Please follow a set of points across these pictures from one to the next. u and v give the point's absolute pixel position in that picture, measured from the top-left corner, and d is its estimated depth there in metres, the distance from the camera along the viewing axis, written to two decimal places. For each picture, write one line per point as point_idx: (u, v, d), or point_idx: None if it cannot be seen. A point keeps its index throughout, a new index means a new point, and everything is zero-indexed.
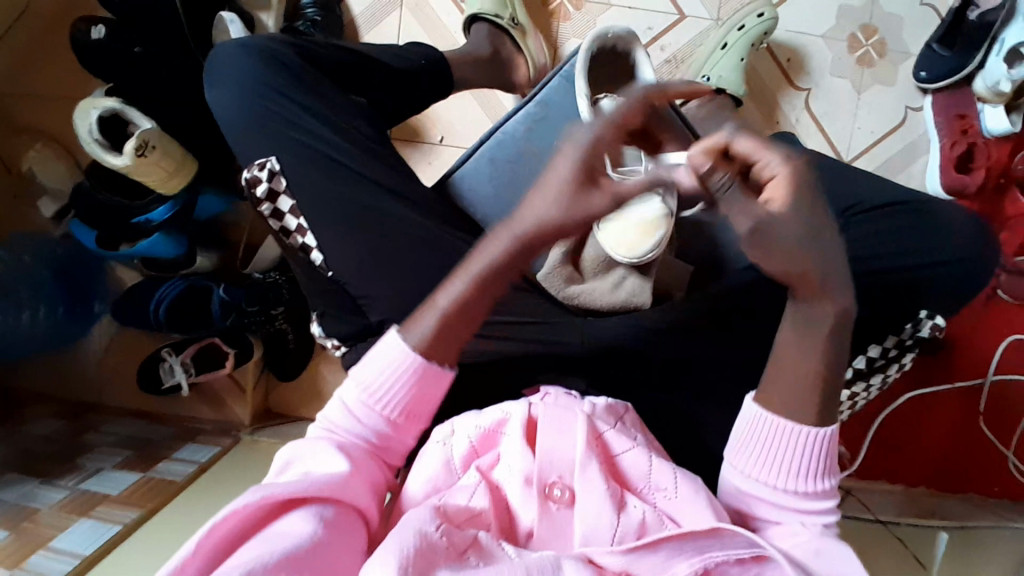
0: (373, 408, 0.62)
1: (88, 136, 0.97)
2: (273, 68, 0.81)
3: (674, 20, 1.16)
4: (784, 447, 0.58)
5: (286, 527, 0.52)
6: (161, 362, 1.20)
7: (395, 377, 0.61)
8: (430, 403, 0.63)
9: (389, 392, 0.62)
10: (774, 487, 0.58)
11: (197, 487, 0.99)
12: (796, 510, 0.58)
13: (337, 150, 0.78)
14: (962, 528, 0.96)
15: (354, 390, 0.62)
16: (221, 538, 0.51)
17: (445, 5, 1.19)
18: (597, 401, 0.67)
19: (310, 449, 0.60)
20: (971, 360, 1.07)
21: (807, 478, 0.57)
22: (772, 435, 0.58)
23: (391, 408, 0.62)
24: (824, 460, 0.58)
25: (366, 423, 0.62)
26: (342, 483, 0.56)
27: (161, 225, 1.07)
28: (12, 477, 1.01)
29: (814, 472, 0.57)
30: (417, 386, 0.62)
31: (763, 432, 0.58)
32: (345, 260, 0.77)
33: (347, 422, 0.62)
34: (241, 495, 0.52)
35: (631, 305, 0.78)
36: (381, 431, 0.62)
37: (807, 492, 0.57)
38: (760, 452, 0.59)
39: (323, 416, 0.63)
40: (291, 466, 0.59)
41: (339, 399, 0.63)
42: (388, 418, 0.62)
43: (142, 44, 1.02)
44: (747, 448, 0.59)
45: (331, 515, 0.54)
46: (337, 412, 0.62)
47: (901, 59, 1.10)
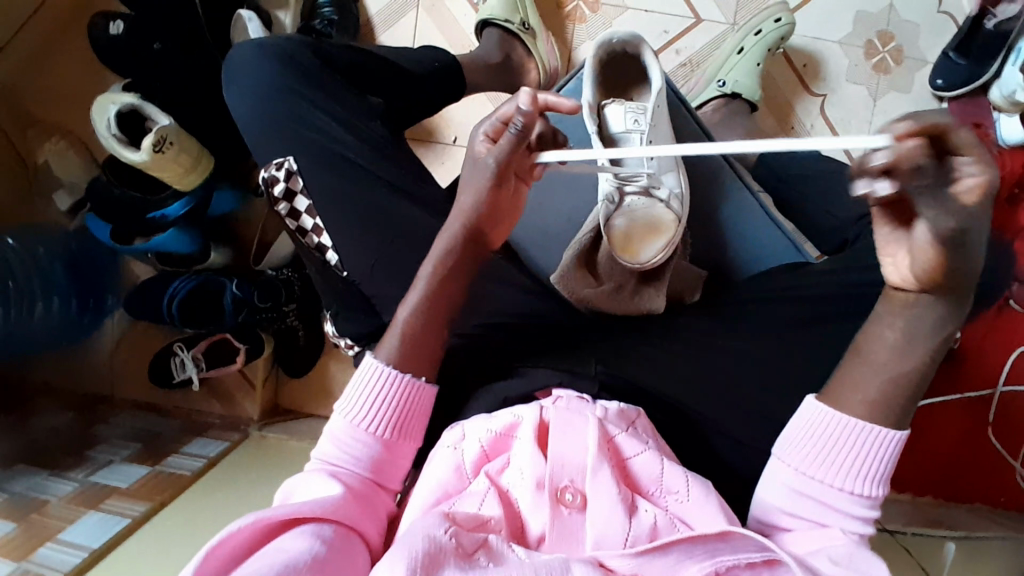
0: (360, 431, 0.64)
1: (106, 131, 0.97)
2: (290, 68, 0.81)
3: (690, 23, 1.15)
4: (852, 449, 0.56)
5: (288, 544, 0.52)
6: (173, 356, 1.21)
7: (378, 395, 0.64)
8: (416, 418, 0.66)
9: (375, 413, 0.64)
10: (828, 487, 0.57)
11: (205, 482, 1.00)
12: (841, 512, 0.57)
13: (354, 151, 0.79)
14: (967, 538, 0.96)
15: (340, 422, 0.65)
16: (221, 560, 0.51)
17: (461, 4, 1.19)
18: (609, 405, 0.67)
19: (303, 484, 0.61)
20: (980, 371, 1.07)
21: (865, 481, 0.57)
22: (844, 436, 0.56)
23: (380, 429, 0.64)
24: (884, 466, 0.57)
25: (356, 449, 0.64)
26: (336, 503, 0.57)
27: (175, 220, 1.08)
28: (23, 467, 1.02)
29: (874, 476, 0.57)
30: (400, 399, 0.65)
31: (833, 429, 0.57)
32: (360, 259, 0.78)
33: (338, 451, 0.64)
34: (238, 516, 0.52)
35: (643, 308, 0.80)
36: (371, 455, 0.64)
37: (859, 496, 0.57)
38: (826, 451, 0.57)
39: (314, 454, 0.65)
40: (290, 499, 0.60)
41: (330, 431, 0.65)
42: (377, 440, 0.64)
43: (160, 41, 1.02)
44: (814, 446, 0.58)
45: (330, 532, 0.55)
46: (325, 448, 0.64)
47: (917, 66, 1.10)
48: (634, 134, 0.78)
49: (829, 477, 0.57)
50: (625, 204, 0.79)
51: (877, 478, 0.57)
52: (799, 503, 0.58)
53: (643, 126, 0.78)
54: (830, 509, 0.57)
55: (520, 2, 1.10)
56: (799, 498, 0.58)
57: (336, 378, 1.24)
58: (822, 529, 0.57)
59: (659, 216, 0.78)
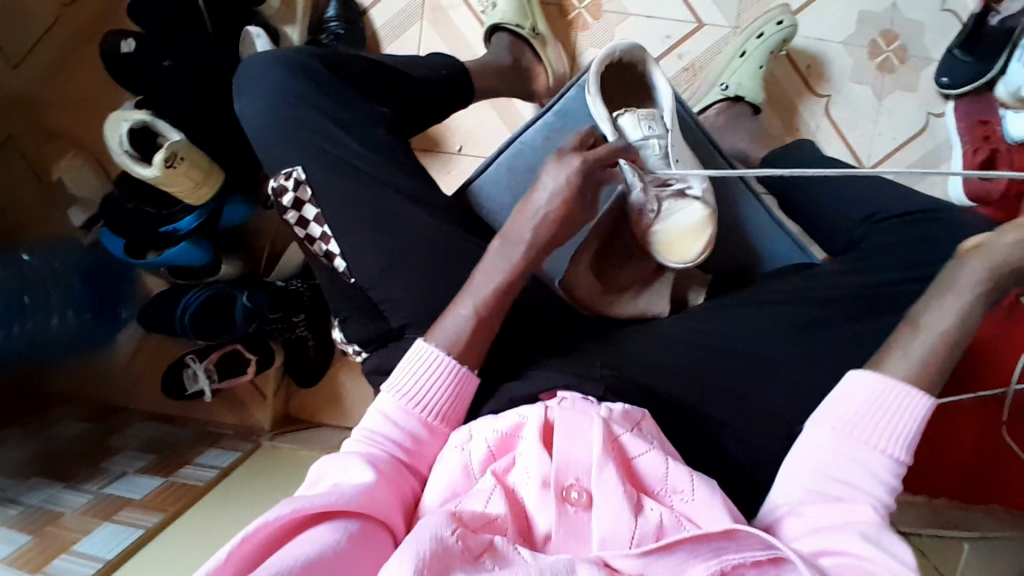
0: (412, 411, 0.67)
1: (118, 148, 0.99)
2: (295, 80, 0.82)
3: (692, 28, 1.16)
4: (879, 405, 0.59)
5: (311, 538, 0.52)
6: (186, 368, 1.22)
7: (434, 378, 0.68)
8: (462, 405, 0.69)
9: (425, 395, 0.67)
10: (861, 443, 0.59)
11: (217, 492, 1.00)
12: (873, 474, 0.58)
13: (357, 159, 0.79)
14: (987, 541, 0.95)
15: (391, 398, 0.67)
16: (249, 549, 0.50)
17: (464, 15, 1.21)
18: (614, 406, 0.66)
19: (350, 455, 0.63)
20: None
21: (890, 441, 0.58)
22: (874, 394, 0.60)
23: (428, 410, 0.67)
24: (909, 430, 0.59)
25: (402, 426, 0.66)
26: (370, 497, 0.57)
27: (188, 234, 1.10)
28: (38, 479, 1.03)
29: (902, 437, 0.59)
30: (453, 386, 0.68)
31: (867, 391, 0.60)
32: (366, 266, 0.78)
33: (384, 427, 0.66)
34: (271, 509, 0.52)
35: (648, 312, 0.81)
36: (418, 435, 0.66)
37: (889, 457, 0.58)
38: (860, 410, 0.60)
39: (360, 427, 0.67)
40: (322, 480, 0.60)
41: (375, 408, 0.67)
42: (427, 421, 0.67)
43: (171, 59, 1.07)
44: (845, 407, 0.61)
45: (357, 528, 0.54)
46: (374, 421, 0.66)
47: (923, 64, 1.10)
48: (653, 141, 0.79)
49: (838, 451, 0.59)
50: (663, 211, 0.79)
51: (906, 442, 0.59)
52: (833, 463, 0.59)
53: (659, 132, 0.80)
54: (862, 471, 0.58)
55: (530, 10, 1.12)
56: (833, 457, 0.59)
57: (347, 387, 1.26)
58: (850, 486, 0.58)
59: (692, 215, 0.79)
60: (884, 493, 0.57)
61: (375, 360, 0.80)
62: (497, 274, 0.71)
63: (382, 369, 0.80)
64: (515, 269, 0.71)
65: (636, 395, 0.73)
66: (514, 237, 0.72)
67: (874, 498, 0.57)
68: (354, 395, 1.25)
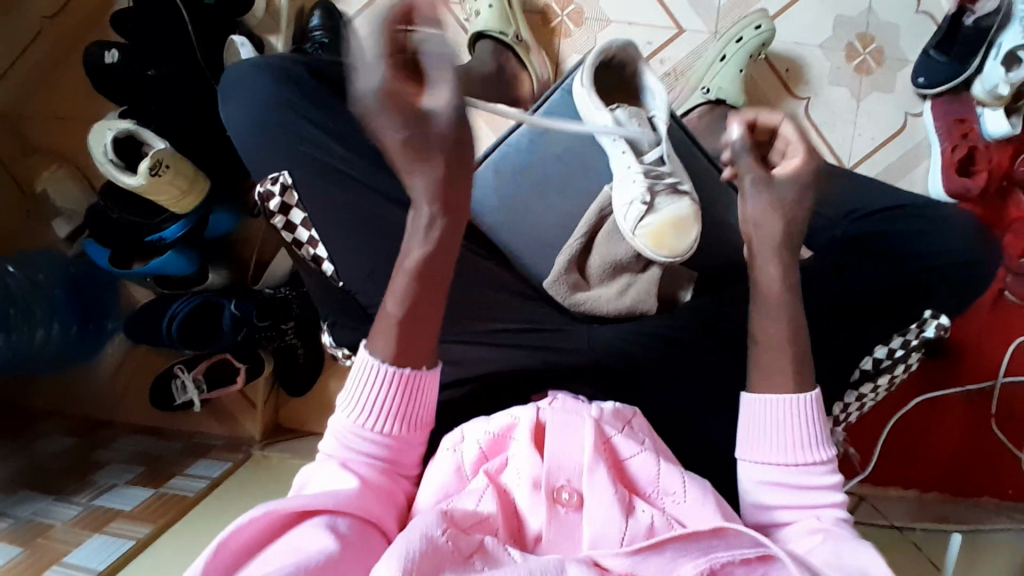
0: (367, 427, 0.61)
1: (104, 156, 0.99)
2: (281, 87, 0.83)
3: (672, 33, 1.18)
4: (786, 425, 0.61)
5: (298, 540, 0.52)
6: (174, 378, 1.21)
7: (378, 390, 0.61)
8: (423, 407, 0.63)
9: (376, 407, 0.61)
10: (786, 467, 0.61)
11: (208, 503, 0.99)
12: (813, 488, 0.61)
13: (344, 164, 0.80)
14: (976, 533, 0.96)
15: (344, 418, 0.62)
16: (235, 553, 0.51)
17: (448, 23, 1.22)
18: (604, 405, 0.66)
19: (325, 463, 0.61)
20: (979, 362, 1.07)
21: (811, 451, 0.61)
22: (772, 417, 0.62)
23: (388, 422, 0.62)
24: (818, 428, 0.62)
25: (363, 445, 0.61)
26: (354, 497, 0.57)
27: (174, 242, 1.09)
28: (26, 493, 1.02)
29: (815, 441, 0.61)
30: (401, 393, 0.61)
31: (761, 418, 0.62)
32: (355, 269, 0.78)
33: (344, 450, 0.61)
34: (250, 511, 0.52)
35: (636, 310, 0.80)
36: (382, 446, 0.62)
37: (818, 465, 0.61)
38: (769, 435, 0.62)
39: (322, 451, 0.63)
40: (306, 486, 0.60)
41: (331, 429, 0.63)
42: (385, 432, 0.62)
43: (155, 68, 1.08)
44: (755, 440, 0.63)
45: (344, 527, 0.54)
46: (332, 444, 0.62)
47: (899, 66, 1.12)
48: (642, 136, 0.78)
49: (778, 462, 0.62)
50: (656, 205, 0.75)
51: (821, 442, 0.61)
52: (775, 495, 0.62)
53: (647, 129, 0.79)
54: (801, 488, 0.61)
55: (512, 17, 1.14)
56: (772, 488, 0.62)
57: (337, 395, 1.25)
58: (802, 508, 0.61)
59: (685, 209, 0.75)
60: (830, 499, 0.61)
61: None
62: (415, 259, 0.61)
63: None
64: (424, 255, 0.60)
65: None
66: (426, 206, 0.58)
67: (821, 508, 0.60)
68: None
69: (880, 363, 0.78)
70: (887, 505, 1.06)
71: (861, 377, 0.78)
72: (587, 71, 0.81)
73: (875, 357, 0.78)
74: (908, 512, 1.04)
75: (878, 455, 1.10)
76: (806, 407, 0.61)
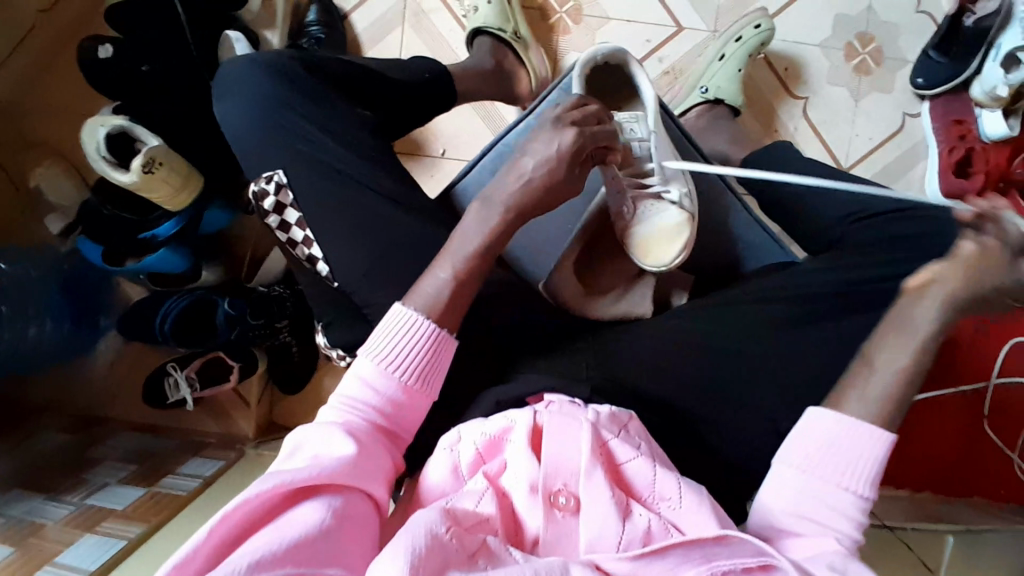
0: (390, 375, 0.63)
1: (96, 154, 0.98)
2: (277, 84, 0.82)
3: (672, 31, 1.17)
4: (845, 449, 0.61)
5: (297, 516, 0.51)
6: (167, 376, 1.19)
7: (413, 344, 0.65)
8: (441, 367, 0.66)
9: (404, 358, 0.64)
10: (823, 483, 0.60)
11: (200, 502, 0.98)
12: (840, 514, 0.59)
13: (338, 161, 0.79)
14: (968, 533, 0.95)
15: (368, 362, 0.64)
16: (231, 523, 0.50)
17: (446, 19, 1.21)
18: (601, 407, 0.65)
19: (327, 424, 0.60)
20: (973, 363, 1.08)
21: (861, 483, 0.60)
22: (848, 435, 0.61)
23: (407, 372, 0.64)
24: (876, 468, 0.60)
25: (380, 390, 0.63)
26: (350, 467, 0.56)
27: (167, 240, 1.08)
28: (18, 492, 1.01)
29: (868, 477, 0.60)
30: (430, 351, 0.65)
31: (836, 433, 0.61)
32: (350, 269, 0.77)
33: (364, 393, 0.63)
34: (251, 485, 0.52)
35: (631, 314, 0.81)
36: (396, 400, 0.63)
37: (853, 496, 0.59)
38: (827, 453, 0.61)
39: (338, 392, 0.64)
40: (300, 450, 0.59)
41: (353, 373, 0.64)
42: (405, 386, 0.64)
43: (149, 63, 1.07)
44: (816, 451, 0.61)
45: (340, 504, 0.54)
46: (352, 387, 0.63)
47: (898, 66, 1.12)
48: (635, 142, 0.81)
49: (823, 477, 0.60)
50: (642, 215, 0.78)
51: (867, 480, 0.60)
52: (802, 505, 0.60)
53: (642, 134, 0.82)
54: (829, 506, 0.59)
55: (511, 13, 1.13)
56: (796, 497, 0.60)
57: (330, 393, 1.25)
58: (818, 521, 0.59)
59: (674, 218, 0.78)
60: (852, 531, 0.59)
61: None
62: (475, 237, 0.69)
63: None
64: (496, 231, 0.69)
65: (622, 395, 0.74)
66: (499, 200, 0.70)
67: (841, 532, 0.58)
68: None
69: None
70: (879, 504, 1.06)
71: None
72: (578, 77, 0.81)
73: None
74: (899, 511, 1.04)
75: None
76: (876, 446, 0.61)
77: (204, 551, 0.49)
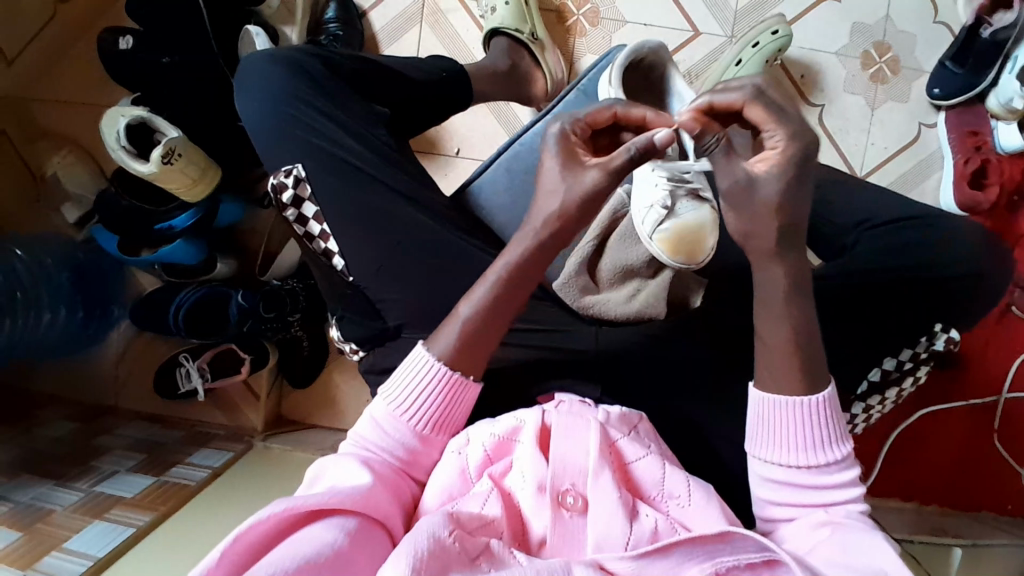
0: (402, 420, 0.65)
1: (115, 142, 0.99)
2: (297, 79, 0.82)
3: (688, 36, 1.18)
4: (794, 426, 0.60)
5: (308, 537, 0.52)
6: (178, 367, 1.22)
7: (427, 387, 0.66)
8: (459, 415, 0.67)
9: (418, 404, 0.65)
10: (795, 466, 0.60)
11: (207, 493, 0.99)
12: (826, 485, 0.60)
13: (356, 157, 0.79)
14: (975, 547, 0.95)
15: (382, 406, 0.66)
16: (244, 546, 0.50)
17: (463, 19, 1.22)
18: (611, 409, 0.66)
19: (340, 459, 0.62)
20: (984, 375, 1.07)
21: (827, 448, 0.60)
22: (786, 417, 0.60)
23: (421, 420, 0.65)
24: (831, 425, 0.60)
25: (394, 434, 0.65)
26: (363, 494, 0.57)
27: (183, 232, 1.10)
28: (27, 477, 1.02)
29: (829, 438, 0.60)
30: (446, 394, 0.66)
31: (770, 418, 0.61)
32: (365, 264, 0.78)
33: (377, 435, 0.65)
34: (264, 507, 0.52)
35: (643, 316, 0.78)
36: (410, 444, 0.65)
37: (828, 464, 0.60)
38: (778, 438, 0.61)
39: (354, 433, 0.66)
40: (319, 481, 0.61)
41: (369, 415, 0.66)
42: (419, 430, 0.65)
43: (170, 55, 1.08)
44: (767, 439, 0.61)
45: (354, 526, 0.54)
46: (365, 428, 0.65)
47: (914, 76, 1.12)
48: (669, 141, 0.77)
49: (792, 459, 0.61)
50: (677, 210, 0.74)
51: (833, 440, 0.60)
52: (782, 492, 0.61)
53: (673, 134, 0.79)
54: (814, 486, 0.60)
55: (528, 15, 1.14)
56: (779, 486, 0.61)
57: (341, 388, 1.26)
58: (811, 503, 0.60)
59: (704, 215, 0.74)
60: (847, 491, 0.60)
61: (372, 358, 0.81)
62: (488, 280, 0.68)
63: (377, 367, 0.80)
64: (514, 266, 0.67)
65: None
66: (524, 231, 0.68)
67: (831, 506, 0.59)
68: (347, 396, 1.26)
69: (890, 374, 0.80)
70: (886, 516, 1.05)
71: (869, 389, 0.81)
72: (616, 70, 0.81)
73: (884, 368, 0.80)
74: (906, 524, 1.04)
75: (878, 466, 1.10)
76: (817, 408, 0.60)
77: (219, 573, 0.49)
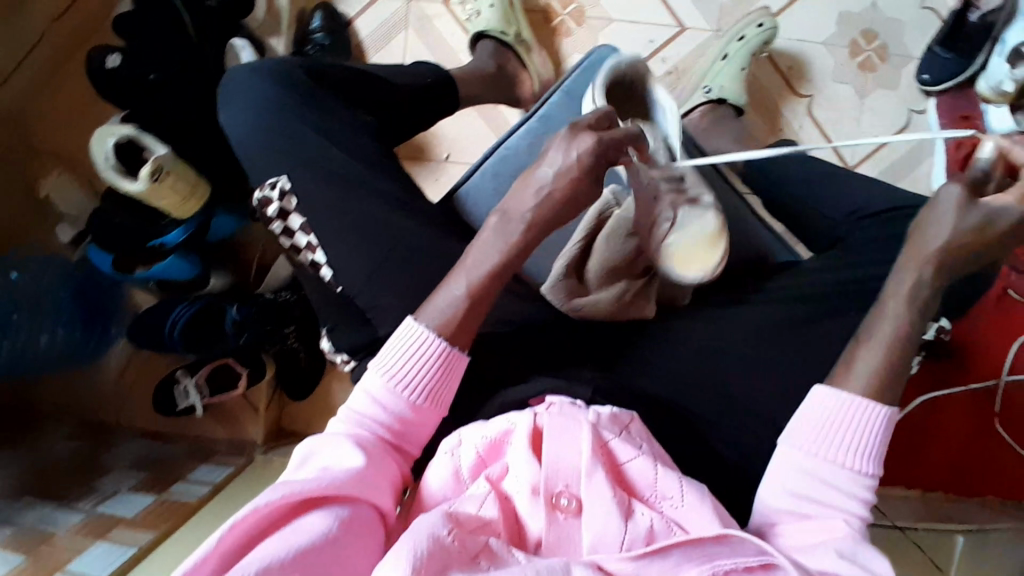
0: (398, 393, 0.65)
1: (104, 162, 0.99)
2: (282, 91, 0.83)
3: (674, 31, 1.17)
4: (853, 426, 0.59)
5: (302, 528, 0.51)
6: (176, 384, 1.21)
7: (421, 360, 0.65)
8: (452, 386, 0.67)
9: (412, 376, 0.65)
10: (832, 461, 0.59)
11: (210, 508, 0.99)
12: (844, 489, 0.58)
13: (339, 167, 0.79)
14: (980, 533, 0.94)
15: (376, 377, 0.66)
16: (241, 532, 0.50)
17: (449, 24, 1.22)
18: (601, 409, 0.64)
19: (335, 438, 0.62)
20: (985, 361, 1.07)
21: (865, 457, 0.59)
22: (847, 415, 0.60)
23: (415, 391, 0.65)
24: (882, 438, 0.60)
25: (389, 407, 0.65)
26: (357, 480, 0.57)
27: (175, 247, 1.11)
28: (29, 500, 1.02)
29: (874, 450, 0.59)
30: (440, 368, 0.66)
31: (835, 408, 0.60)
32: (351, 274, 0.78)
33: (371, 408, 0.65)
34: (260, 494, 0.52)
35: (638, 313, 0.77)
36: (405, 417, 0.65)
37: (860, 472, 0.59)
38: (830, 429, 0.60)
39: (348, 406, 0.66)
40: (310, 460, 0.60)
41: (362, 389, 0.65)
42: (414, 402, 0.65)
43: (156, 71, 1.07)
44: (818, 426, 0.60)
45: (348, 514, 0.54)
46: (360, 402, 0.65)
47: (903, 62, 1.11)
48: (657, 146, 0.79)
49: (832, 454, 0.59)
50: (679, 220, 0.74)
51: (876, 455, 0.59)
52: (805, 485, 0.59)
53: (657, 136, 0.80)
54: (832, 486, 0.59)
55: (512, 17, 1.13)
56: (806, 477, 0.59)
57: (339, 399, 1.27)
58: (824, 503, 0.58)
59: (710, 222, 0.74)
60: (858, 504, 0.58)
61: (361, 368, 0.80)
62: (492, 254, 0.68)
63: None
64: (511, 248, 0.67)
65: (624, 396, 0.73)
66: (507, 223, 0.68)
67: (848, 513, 0.58)
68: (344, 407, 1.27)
69: None
70: (892, 505, 1.04)
71: None
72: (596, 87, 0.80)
73: None
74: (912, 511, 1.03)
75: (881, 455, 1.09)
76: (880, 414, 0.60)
77: (213, 558, 0.49)
